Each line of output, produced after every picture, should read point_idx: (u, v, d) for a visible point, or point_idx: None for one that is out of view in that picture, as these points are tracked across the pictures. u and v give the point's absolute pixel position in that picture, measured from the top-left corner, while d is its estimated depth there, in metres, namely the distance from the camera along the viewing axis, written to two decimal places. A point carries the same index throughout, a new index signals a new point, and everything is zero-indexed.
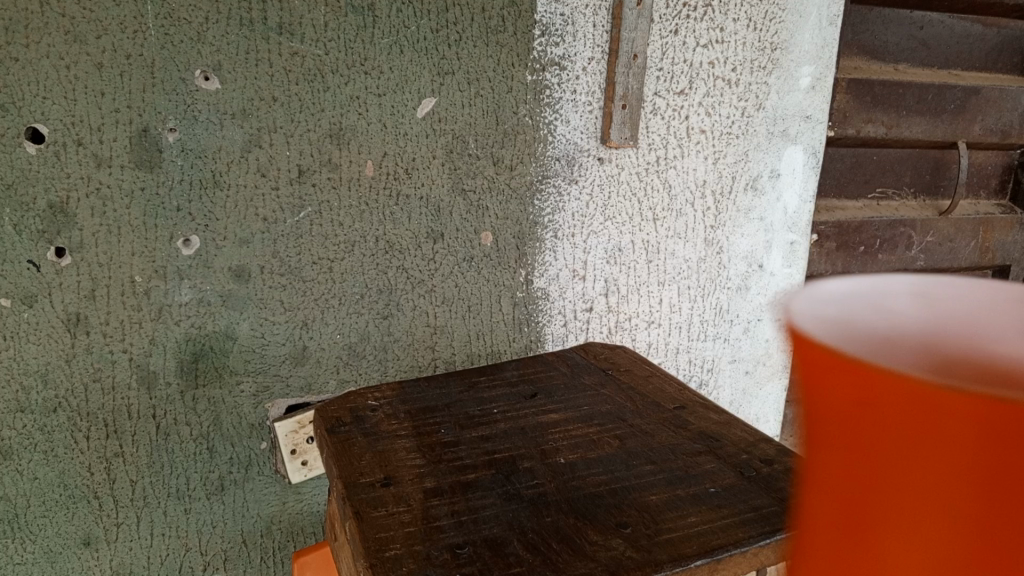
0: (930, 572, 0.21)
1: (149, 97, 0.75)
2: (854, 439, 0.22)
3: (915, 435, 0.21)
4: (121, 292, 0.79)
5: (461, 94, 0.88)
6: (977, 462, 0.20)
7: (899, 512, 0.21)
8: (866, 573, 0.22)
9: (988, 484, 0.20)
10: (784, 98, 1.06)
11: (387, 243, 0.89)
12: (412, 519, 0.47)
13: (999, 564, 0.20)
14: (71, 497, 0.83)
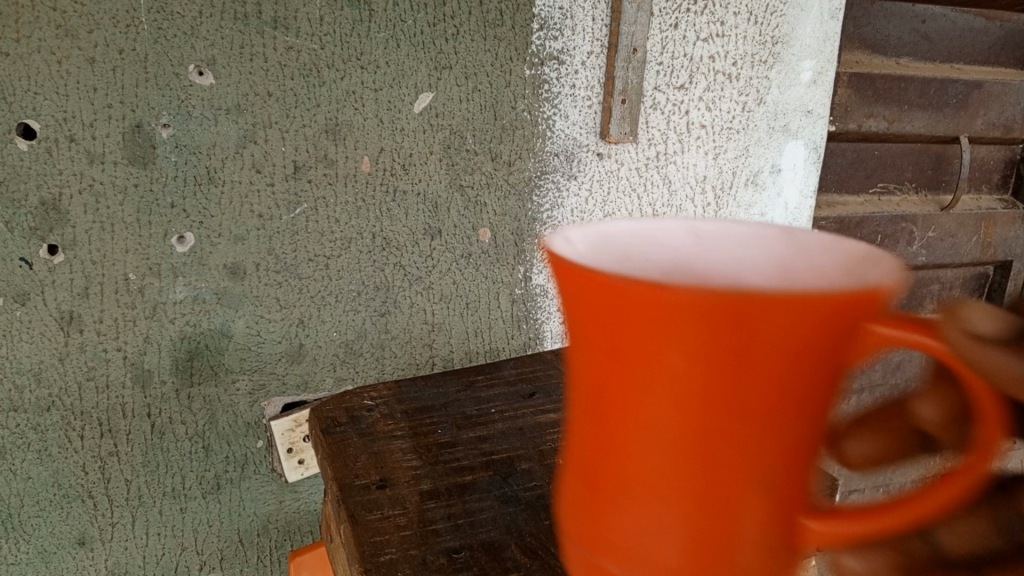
0: (640, 416, 0.28)
1: (142, 93, 0.74)
2: (590, 328, 0.28)
3: (618, 329, 0.27)
4: (115, 290, 0.78)
5: (458, 89, 0.87)
6: (661, 340, 0.26)
7: (620, 378, 0.28)
8: (603, 419, 0.29)
9: (669, 355, 0.26)
10: (785, 93, 1.04)
11: (384, 240, 0.88)
12: (408, 522, 0.46)
13: (681, 410, 0.27)
14: (66, 497, 0.82)
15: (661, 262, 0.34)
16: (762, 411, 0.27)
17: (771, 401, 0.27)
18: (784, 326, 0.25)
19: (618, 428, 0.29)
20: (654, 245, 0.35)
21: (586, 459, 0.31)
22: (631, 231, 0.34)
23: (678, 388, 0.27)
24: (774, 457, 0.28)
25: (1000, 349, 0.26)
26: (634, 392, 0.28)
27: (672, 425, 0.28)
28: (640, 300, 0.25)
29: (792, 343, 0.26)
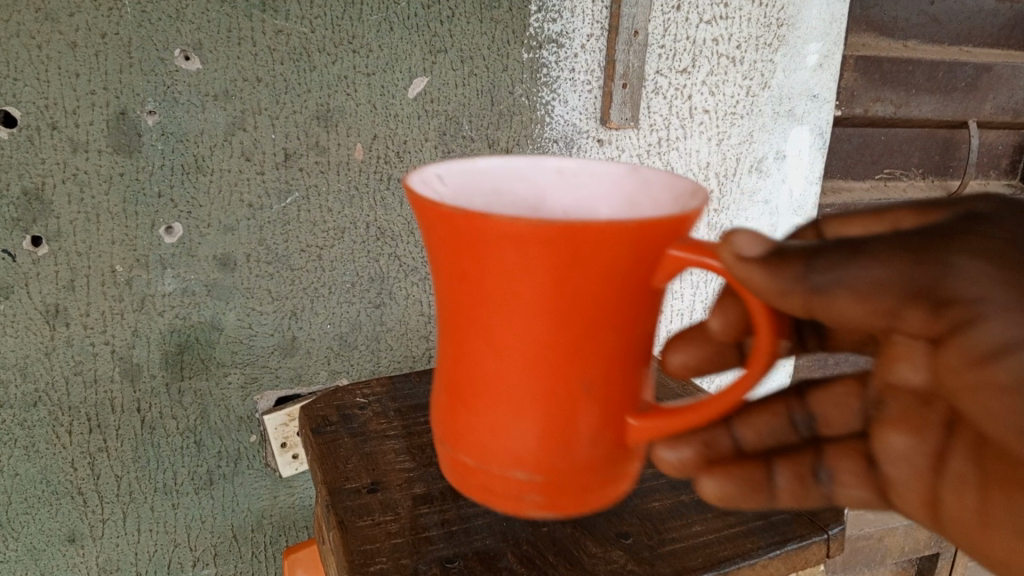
0: (501, 321, 0.40)
1: (126, 78, 0.71)
2: (462, 255, 0.39)
3: (481, 253, 0.38)
4: (101, 282, 0.76)
5: (454, 73, 0.84)
6: (512, 261, 0.37)
7: (485, 290, 0.39)
8: (476, 322, 0.41)
9: (519, 273, 0.38)
10: (790, 77, 1.02)
11: (379, 230, 0.86)
12: (399, 529, 0.44)
13: (528, 315, 0.39)
14: (55, 493, 0.80)
15: (530, 203, 0.52)
16: (596, 317, 0.39)
17: (601, 309, 0.39)
18: (597, 254, 0.37)
19: (487, 331, 0.40)
20: (520, 183, 0.51)
21: (465, 356, 0.42)
22: (507, 178, 0.51)
23: (535, 302, 0.39)
24: (605, 351, 0.41)
25: (755, 264, 0.39)
26: (503, 306, 0.39)
27: (522, 326, 0.39)
28: (494, 232, 0.36)
29: (603, 266, 0.38)
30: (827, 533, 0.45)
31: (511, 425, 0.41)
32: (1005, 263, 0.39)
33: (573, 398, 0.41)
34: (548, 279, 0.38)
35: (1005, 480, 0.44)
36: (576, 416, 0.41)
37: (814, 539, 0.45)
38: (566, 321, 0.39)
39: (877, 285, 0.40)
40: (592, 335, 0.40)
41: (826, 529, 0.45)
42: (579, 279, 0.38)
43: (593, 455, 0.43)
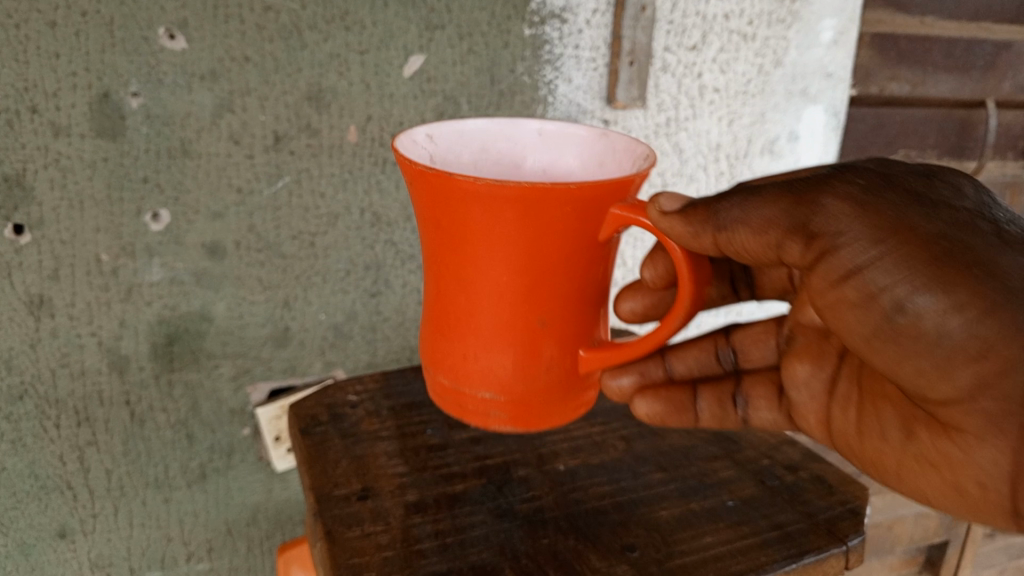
0: (474, 265, 0.46)
1: (108, 58, 0.68)
2: (442, 208, 0.45)
3: (458, 207, 0.44)
4: (87, 272, 0.73)
5: (451, 51, 0.80)
6: (485, 215, 0.44)
7: (462, 238, 0.46)
8: (454, 264, 0.47)
9: (491, 225, 0.44)
10: (804, 54, 0.97)
11: (374, 215, 0.83)
12: (390, 541, 0.41)
13: (498, 260, 0.45)
14: (43, 488, 0.78)
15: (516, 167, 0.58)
16: (554, 265, 0.46)
17: (556, 259, 0.46)
18: (557, 209, 0.43)
19: (462, 272, 0.47)
20: (503, 140, 0.58)
21: (443, 293, 0.49)
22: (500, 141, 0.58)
23: (501, 252, 0.45)
24: (561, 296, 0.47)
25: (676, 217, 0.46)
26: (473, 255, 0.46)
27: (491, 269, 0.46)
28: (469, 189, 0.42)
29: (562, 221, 0.44)
30: (846, 544, 0.41)
31: (479, 357, 0.49)
32: (867, 202, 0.44)
33: (533, 335, 0.48)
34: (512, 233, 0.44)
35: (879, 396, 0.49)
36: (536, 351, 0.48)
37: (832, 551, 0.41)
38: (526, 268, 0.46)
39: (765, 222, 0.47)
40: (549, 281, 0.46)
41: (846, 541, 0.42)
42: (539, 233, 0.44)
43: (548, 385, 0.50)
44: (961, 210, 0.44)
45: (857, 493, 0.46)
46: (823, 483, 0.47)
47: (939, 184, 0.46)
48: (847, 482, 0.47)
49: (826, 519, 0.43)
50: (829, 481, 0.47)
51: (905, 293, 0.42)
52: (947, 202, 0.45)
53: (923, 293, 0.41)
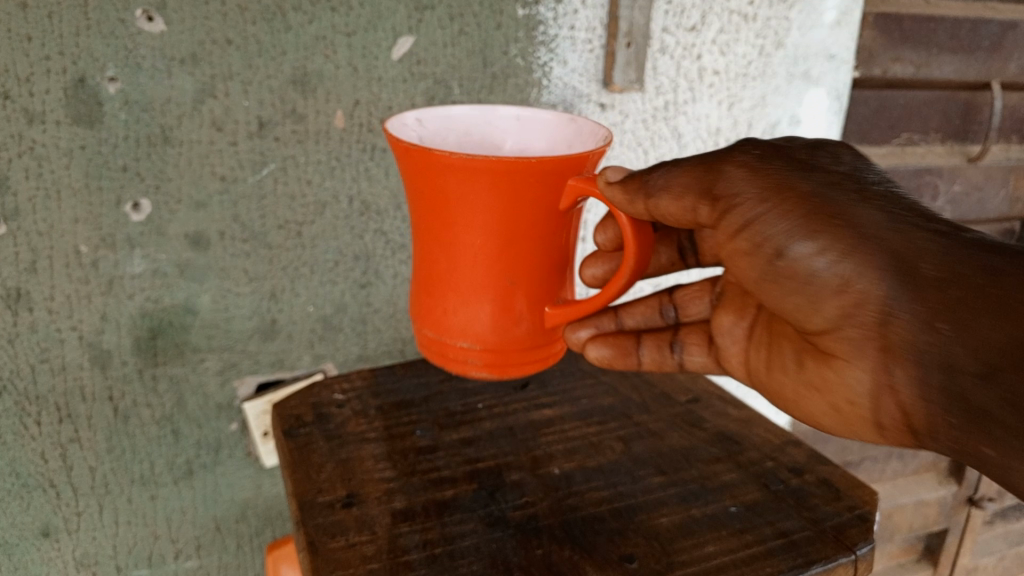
0: (454, 230, 0.52)
1: (83, 41, 0.65)
2: (424, 179, 0.51)
3: (437, 177, 0.50)
4: (65, 264, 0.71)
5: (442, 32, 0.77)
6: (460, 185, 0.49)
7: (443, 206, 0.51)
8: (438, 230, 0.53)
9: (467, 194, 0.50)
10: (806, 35, 0.94)
11: (363, 204, 0.80)
12: (376, 552, 0.39)
13: (474, 225, 0.51)
14: (25, 487, 0.76)
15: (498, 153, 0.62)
16: (526, 230, 0.52)
17: (527, 219, 0.51)
18: (523, 180, 0.49)
19: (444, 238, 0.53)
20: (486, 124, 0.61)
21: (430, 257, 0.55)
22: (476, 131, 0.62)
23: (478, 212, 0.51)
24: (533, 258, 0.53)
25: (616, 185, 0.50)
26: (456, 220, 0.52)
27: (468, 234, 0.52)
28: (446, 161, 0.48)
29: (528, 191, 0.50)
30: (855, 553, 0.39)
31: (461, 306, 0.54)
32: (759, 168, 0.48)
33: (507, 286, 0.53)
34: (486, 194, 0.50)
35: (781, 335, 0.52)
36: (511, 302, 0.53)
37: (841, 561, 0.39)
38: (501, 228, 0.51)
39: (683, 190, 0.51)
40: (522, 241, 0.52)
41: (855, 549, 0.40)
42: (508, 196, 0.50)
43: (522, 337, 0.54)
44: (835, 172, 0.47)
45: (864, 497, 0.44)
46: (829, 487, 0.45)
47: (821, 153, 0.49)
48: (855, 487, 0.45)
49: (833, 526, 0.41)
50: (836, 485, 0.45)
51: (786, 240, 0.46)
52: (824, 166, 0.47)
53: (802, 240, 0.45)
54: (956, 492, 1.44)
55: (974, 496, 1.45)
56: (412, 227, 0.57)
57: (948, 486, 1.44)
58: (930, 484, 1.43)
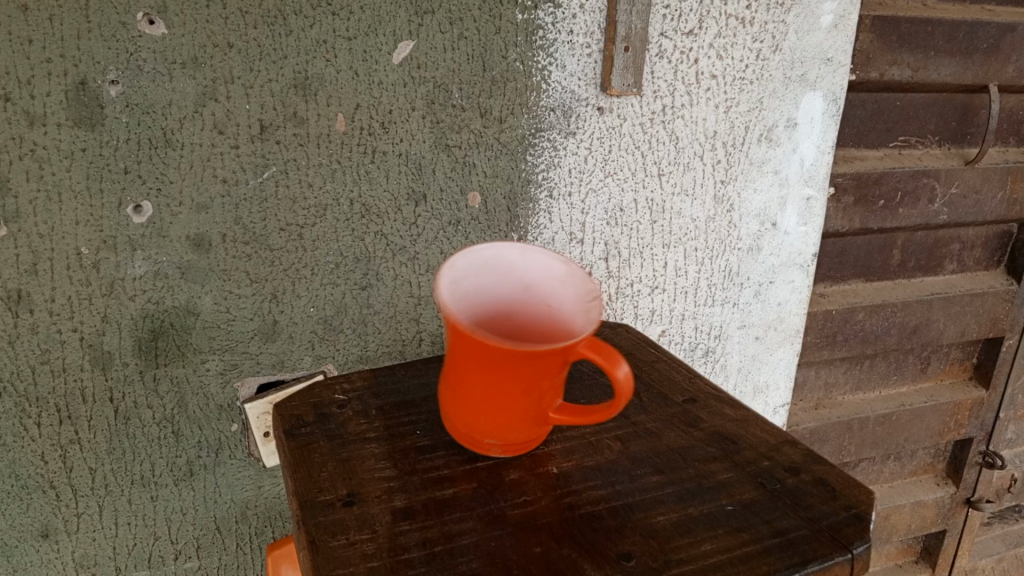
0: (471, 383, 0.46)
1: (85, 45, 0.65)
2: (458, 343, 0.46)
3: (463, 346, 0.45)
4: (67, 266, 0.71)
5: (442, 36, 0.78)
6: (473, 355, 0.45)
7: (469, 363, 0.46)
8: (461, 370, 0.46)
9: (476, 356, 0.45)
10: (803, 39, 0.95)
11: (363, 207, 0.80)
12: (377, 550, 0.39)
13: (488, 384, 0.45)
14: (25, 488, 0.76)
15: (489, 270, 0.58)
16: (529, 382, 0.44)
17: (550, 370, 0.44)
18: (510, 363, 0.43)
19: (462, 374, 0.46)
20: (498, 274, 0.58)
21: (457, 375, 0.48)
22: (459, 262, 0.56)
23: (504, 370, 0.44)
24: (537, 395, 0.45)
25: None
26: (481, 367, 0.45)
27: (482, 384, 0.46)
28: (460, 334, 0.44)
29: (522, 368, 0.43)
30: (850, 552, 0.40)
31: (476, 425, 0.47)
32: None
33: (526, 411, 0.46)
34: (512, 357, 0.43)
35: None
36: (529, 419, 0.47)
37: (836, 559, 0.39)
38: (525, 376, 0.44)
39: None
40: (547, 375, 0.45)
41: (850, 549, 0.40)
42: (531, 359, 0.43)
43: (541, 433, 0.48)
44: None
45: (859, 497, 0.44)
46: (824, 487, 0.45)
47: None
48: (850, 487, 0.45)
49: (829, 526, 0.42)
50: (831, 485, 0.45)
51: None
52: None
53: None
54: (953, 494, 1.45)
55: (972, 498, 1.46)
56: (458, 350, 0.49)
57: (946, 487, 1.45)
58: (927, 486, 1.43)
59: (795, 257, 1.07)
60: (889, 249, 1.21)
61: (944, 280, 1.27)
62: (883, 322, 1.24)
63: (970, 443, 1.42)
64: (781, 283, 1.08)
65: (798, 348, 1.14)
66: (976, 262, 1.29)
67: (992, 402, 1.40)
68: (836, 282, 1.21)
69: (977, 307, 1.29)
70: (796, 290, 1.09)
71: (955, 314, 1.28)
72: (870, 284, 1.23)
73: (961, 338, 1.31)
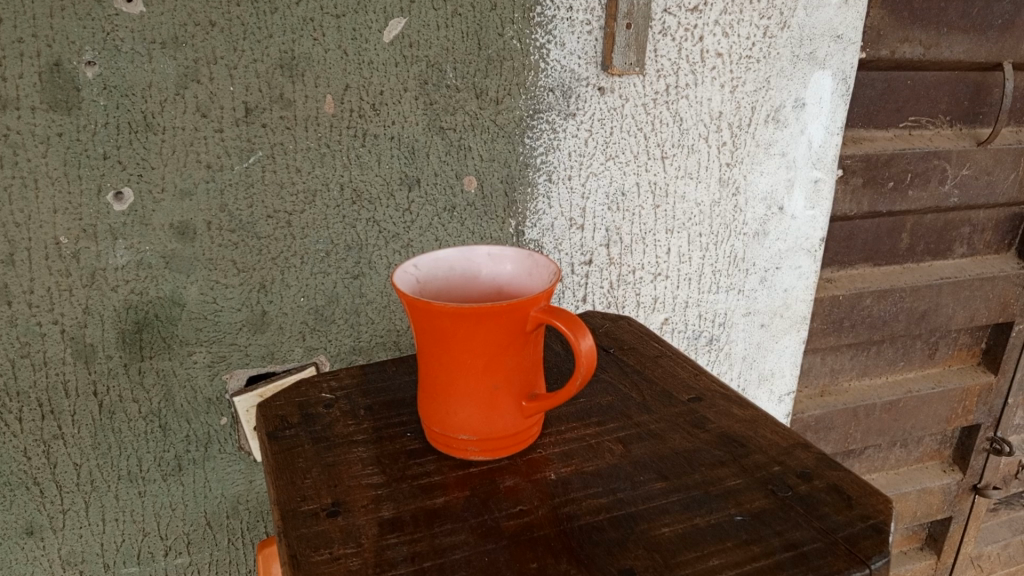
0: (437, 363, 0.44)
1: (58, 24, 0.62)
2: (420, 328, 0.44)
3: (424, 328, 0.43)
4: (45, 256, 0.68)
5: (434, 13, 0.74)
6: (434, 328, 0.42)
7: (432, 344, 0.44)
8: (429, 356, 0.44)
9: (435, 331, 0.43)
10: (812, 15, 0.91)
11: (354, 192, 0.77)
12: (362, 566, 0.37)
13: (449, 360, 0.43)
14: (8, 485, 0.74)
15: (454, 277, 0.51)
16: (485, 349, 0.42)
17: (503, 334, 0.42)
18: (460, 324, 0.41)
19: (431, 364, 0.44)
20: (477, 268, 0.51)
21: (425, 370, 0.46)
22: (417, 256, 0.49)
23: (461, 341, 0.42)
24: (499, 366, 0.43)
25: None
26: (442, 347, 0.43)
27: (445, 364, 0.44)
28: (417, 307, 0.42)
29: (473, 330, 0.41)
30: (869, 567, 0.37)
31: (448, 422, 0.45)
32: None
33: (493, 396, 0.43)
34: (463, 322, 0.41)
35: None
36: (499, 408, 0.44)
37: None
38: (492, 339, 0.42)
39: None
40: (509, 346, 0.43)
41: (868, 563, 0.37)
42: (486, 319, 0.41)
43: (519, 430, 0.45)
44: None
45: (878, 505, 0.41)
46: (840, 494, 0.43)
47: None
48: (868, 494, 0.42)
49: (846, 538, 0.39)
50: (847, 493, 0.43)
51: None
52: None
53: None
54: (959, 480, 1.43)
55: (979, 484, 1.44)
56: (418, 349, 0.46)
57: (952, 474, 1.42)
58: (933, 472, 1.41)
59: (802, 242, 1.04)
60: (897, 232, 1.18)
61: (953, 264, 1.24)
62: (891, 307, 1.21)
63: (978, 430, 1.40)
64: (787, 269, 1.05)
65: (804, 336, 1.11)
66: (987, 245, 1.26)
67: (1000, 388, 1.37)
68: (842, 267, 1.17)
69: (986, 291, 1.26)
70: (802, 276, 1.06)
71: (964, 299, 1.25)
72: (877, 269, 1.20)
73: (970, 323, 1.28)
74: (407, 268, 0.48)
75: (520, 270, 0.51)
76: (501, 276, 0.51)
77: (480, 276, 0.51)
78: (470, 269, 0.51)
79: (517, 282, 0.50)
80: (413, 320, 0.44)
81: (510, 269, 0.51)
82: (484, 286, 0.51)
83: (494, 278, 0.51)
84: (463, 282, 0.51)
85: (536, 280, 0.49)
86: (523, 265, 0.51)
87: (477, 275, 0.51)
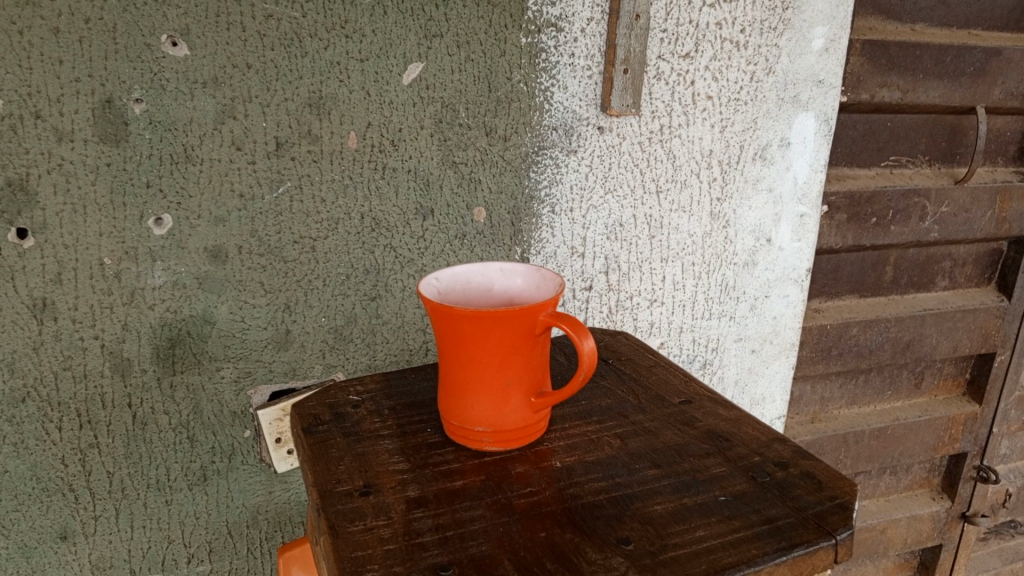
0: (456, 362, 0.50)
1: (112, 66, 0.69)
2: (442, 332, 0.49)
3: (446, 331, 0.49)
4: (90, 275, 0.74)
5: (449, 59, 0.82)
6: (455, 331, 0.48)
7: (452, 345, 0.49)
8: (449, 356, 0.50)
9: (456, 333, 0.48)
10: (794, 62, 0.99)
11: (373, 220, 0.84)
12: (393, 535, 0.42)
13: (468, 360, 0.49)
14: (45, 491, 0.79)
15: (471, 290, 0.57)
16: (499, 349, 0.48)
17: (516, 336, 0.48)
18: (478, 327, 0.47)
19: (452, 364, 0.50)
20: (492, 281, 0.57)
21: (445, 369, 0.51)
22: (438, 270, 0.56)
23: (477, 343, 0.48)
24: (511, 365, 0.49)
25: None
26: (461, 347, 0.49)
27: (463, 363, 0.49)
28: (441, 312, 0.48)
29: (489, 332, 0.47)
30: (835, 538, 0.42)
31: (465, 415, 0.50)
32: None
33: (506, 391, 0.49)
34: (480, 325, 0.47)
35: None
36: (510, 403, 0.50)
37: (821, 544, 0.42)
38: (506, 341, 0.48)
39: None
40: (520, 347, 0.49)
41: (834, 535, 0.42)
42: (500, 323, 0.47)
43: (528, 423, 0.51)
44: None
45: (845, 489, 0.47)
46: (812, 480, 0.48)
47: None
48: (836, 479, 0.48)
49: (815, 514, 0.44)
50: (818, 479, 0.48)
51: None
52: None
53: None
54: (949, 508, 1.47)
55: (968, 512, 1.48)
56: (438, 349, 0.52)
57: (941, 501, 1.47)
58: (923, 500, 1.46)
59: (790, 272, 1.11)
60: (881, 265, 1.24)
61: (936, 296, 1.31)
62: (877, 337, 1.27)
63: (965, 457, 1.44)
64: (776, 297, 1.11)
65: (794, 361, 1.17)
66: (968, 278, 1.32)
67: (985, 417, 1.42)
68: (830, 298, 1.24)
69: (968, 323, 1.32)
70: (791, 304, 1.13)
71: (947, 330, 1.31)
72: (863, 300, 1.26)
73: (954, 353, 1.34)
74: (430, 280, 0.54)
75: (529, 283, 0.57)
76: (512, 289, 0.57)
77: (493, 289, 0.58)
78: (484, 282, 0.58)
79: (527, 294, 0.57)
80: (435, 324, 0.50)
81: (520, 283, 0.57)
82: (497, 298, 0.58)
83: (506, 291, 0.58)
84: (479, 293, 0.57)
85: (544, 292, 0.55)
86: (532, 279, 0.57)
87: (490, 287, 0.58)
